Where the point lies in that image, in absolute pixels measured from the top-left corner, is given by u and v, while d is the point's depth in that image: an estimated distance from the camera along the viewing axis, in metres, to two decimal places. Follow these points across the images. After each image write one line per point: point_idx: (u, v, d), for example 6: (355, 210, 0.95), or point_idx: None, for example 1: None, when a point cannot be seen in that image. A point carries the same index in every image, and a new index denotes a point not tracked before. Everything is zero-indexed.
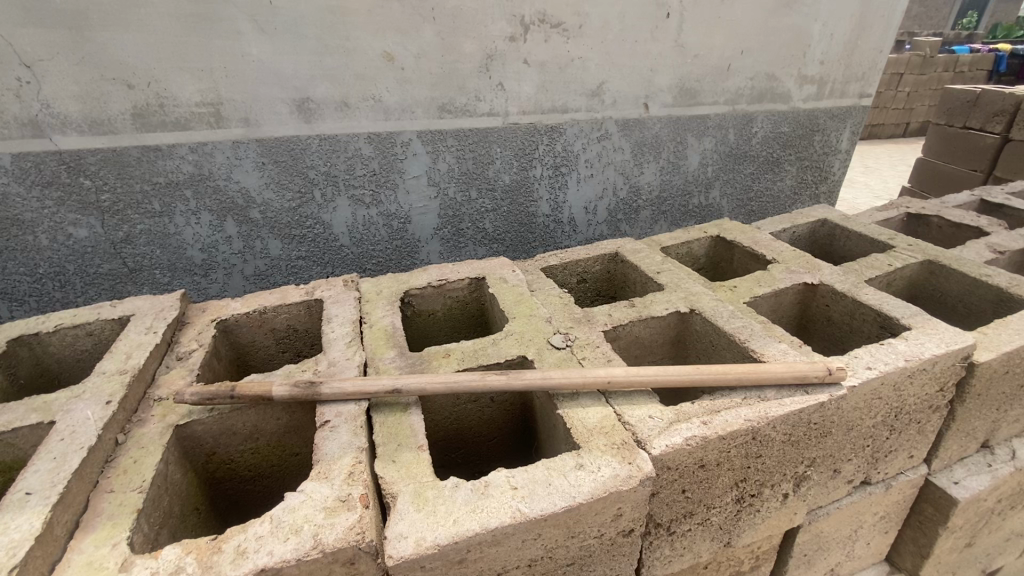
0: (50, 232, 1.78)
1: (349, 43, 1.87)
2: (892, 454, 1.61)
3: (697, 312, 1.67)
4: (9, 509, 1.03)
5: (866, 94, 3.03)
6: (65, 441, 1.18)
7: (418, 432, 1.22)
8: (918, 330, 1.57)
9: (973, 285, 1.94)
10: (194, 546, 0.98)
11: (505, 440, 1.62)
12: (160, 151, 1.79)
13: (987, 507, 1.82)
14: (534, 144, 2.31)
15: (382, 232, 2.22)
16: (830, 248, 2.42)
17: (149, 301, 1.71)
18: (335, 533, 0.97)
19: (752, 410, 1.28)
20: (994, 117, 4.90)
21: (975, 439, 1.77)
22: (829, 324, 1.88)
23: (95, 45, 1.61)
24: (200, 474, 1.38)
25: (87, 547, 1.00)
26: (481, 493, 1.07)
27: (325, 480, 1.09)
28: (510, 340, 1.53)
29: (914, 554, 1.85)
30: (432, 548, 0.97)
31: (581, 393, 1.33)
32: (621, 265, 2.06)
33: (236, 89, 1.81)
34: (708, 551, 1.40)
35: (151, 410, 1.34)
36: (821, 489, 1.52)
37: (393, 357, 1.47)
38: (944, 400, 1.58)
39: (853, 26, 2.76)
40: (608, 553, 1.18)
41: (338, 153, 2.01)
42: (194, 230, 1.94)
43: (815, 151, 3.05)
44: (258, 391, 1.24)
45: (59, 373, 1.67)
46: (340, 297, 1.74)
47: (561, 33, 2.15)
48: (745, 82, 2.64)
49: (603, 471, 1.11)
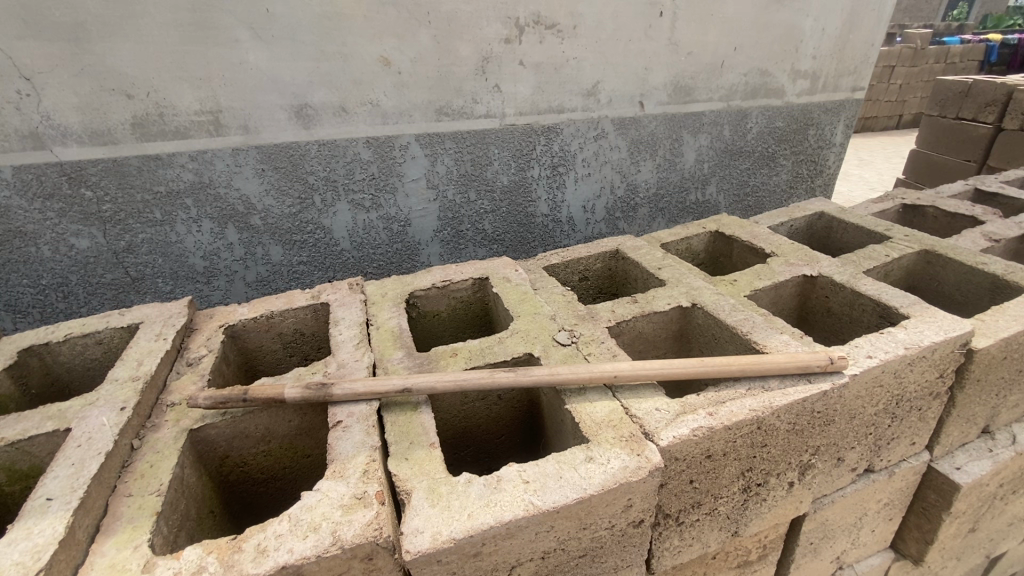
0: (52, 243, 1.80)
1: (346, 48, 1.89)
2: (894, 441, 1.63)
3: (698, 306, 1.70)
4: (31, 515, 1.05)
5: (859, 87, 3.06)
6: (82, 448, 1.20)
7: (429, 430, 1.24)
8: (917, 318, 1.59)
9: (970, 273, 1.96)
10: (215, 546, 1.00)
11: (513, 437, 1.65)
12: (160, 159, 1.81)
13: (989, 492, 1.85)
14: (531, 145, 2.34)
15: (382, 235, 2.24)
16: (828, 241, 2.45)
17: (156, 308, 1.73)
18: (352, 530, 1.00)
19: (757, 400, 1.30)
20: (986, 108, 4.94)
21: (976, 425, 1.80)
22: (829, 315, 1.91)
23: (94, 56, 1.63)
24: (213, 477, 1.39)
25: (109, 550, 1.02)
26: (493, 488, 1.09)
27: (341, 478, 1.11)
28: (516, 338, 1.55)
29: (919, 540, 1.88)
30: (448, 542, 0.99)
31: (588, 388, 1.34)
32: (622, 262, 2.09)
33: (235, 96, 1.83)
34: (716, 541, 1.42)
35: (164, 415, 1.35)
36: (826, 477, 1.54)
37: (401, 357, 1.49)
38: (944, 386, 1.61)
39: (844, 20, 2.79)
40: (620, 544, 1.20)
41: (337, 158, 2.03)
42: (195, 238, 1.96)
43: (809, 145, 3.08)
44: (270, 393, 1.26)
45: (70, 382, 1.68)
46: (347, 300, 1.76)
47: (555, 34, 2.17)
48: (738, 78, 2.67)
49: (613, 463, 1.13)
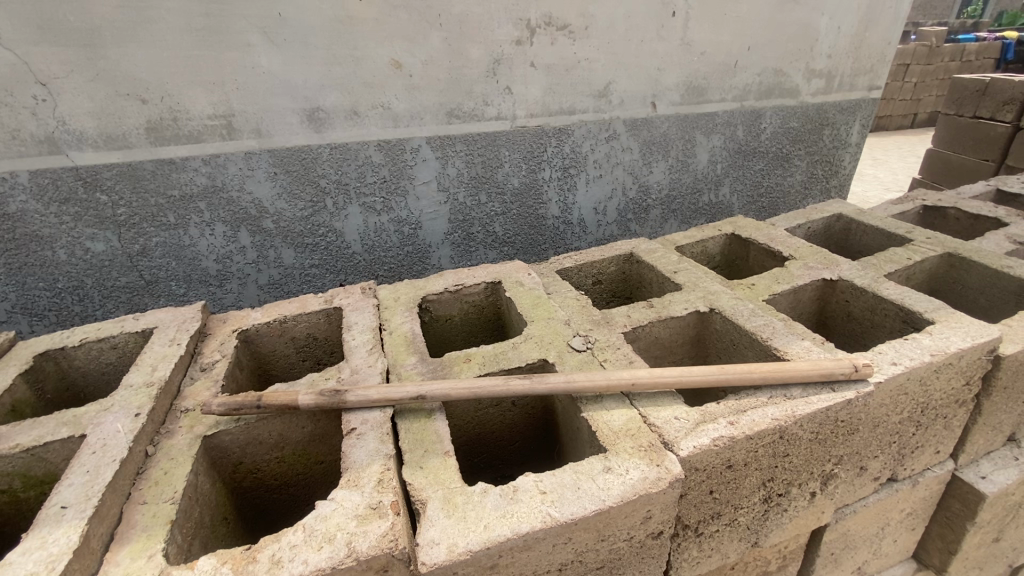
0: (68, 247, 1.80)
1: (358, 52, 1.89)
2: (918, 450, 1.59)
3: (716, 311, 1.66)
4: (46, 524, 1.05)
5: (875, 87, 3.01)
6: (97, 454, 1.20)
7: (443, 437, 1.22)
8: (942, 324, 1.55)
9: (995, 277, 1.92)
10: (229, 557, 0.99)
11: (527, 444, 1.62)
12: (174, 164, 1.81)
13: (1015, 501, 1.79)
14: (543, 146, 2.32)
15: (393, 238, 2.23)
16: (845, 243, 2.41)
17: (170, 313, 1.73)
18: (367, 541, 0.98)
19: (778, 409, 1.27)
20: (1004, 106, 4.83)
21: (1002, 433, 1.75)
22: (849, 320, 1.87)
23: (109, 61, 1.64)
24: (227, 484, 1.39)
25: (123, 559, 1.01)
26: (510, 499, 1.07)
27: (355, 487, 1.09)
28: (531, 343, 1.53)
29: (942, 550, 1.83)
30: (464, 554, 0.98)
31: (604, 396, 1.32)
32: (637, 266, 2.06)
33: (247, 100, 1.82)
34: (736, 551, 1.39)
35: (178, 421, 1.35)
36: (848, 487, 1.51)
37: (414, 363, 1.48)
38: (970, 394, 1.56)
39: (860, 18, 2.75)
40: (638, 556, 1.18)
41: (349, 161, 2.02)
42: (208, 241, 1.96)
43: (825, 146, 3.03)
44: (284, 400, 1.26)
45: (85, 387, 1.69)
46: (359, 304, 1.75)
47: (566, 35, 2.15)
48: (752, 78, 2.63)
49: (632, 473, 1.11)
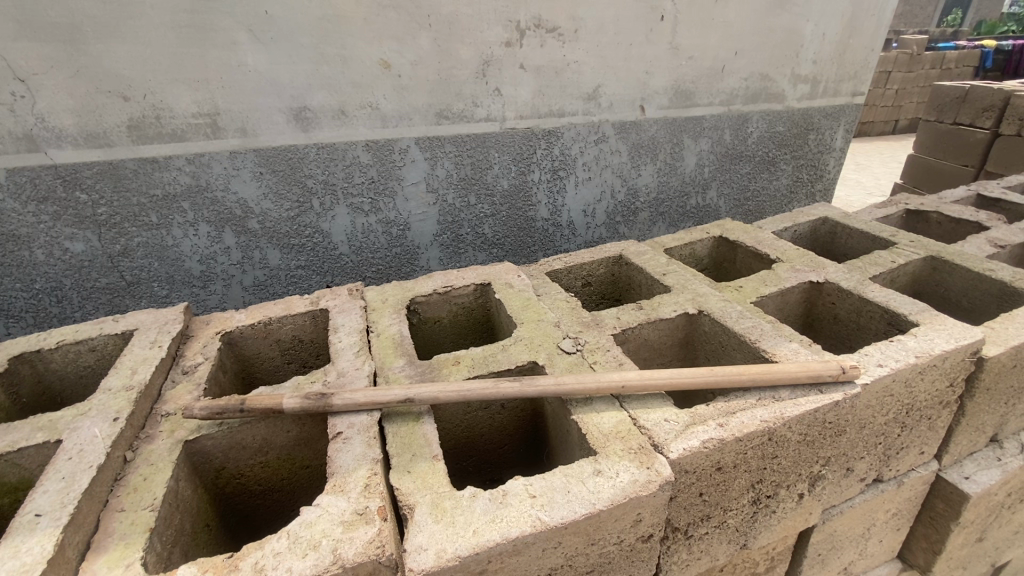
0: (46, 247, 1.75)
1: (345, 52, 1.87)
2: (903, 451, 1.61)
3: (705, 313, 1.67)
4: (19, 532, 1.01)
5: (859, 93, 3.05)
6: (73, 461, 1.16)
7: (431, 441, 1.21)
8: (927, 326, 1.57)
9: (976, 280, 1.95)
10: (210, 565, 0.96)
11: (516, 447, 1.61)
12: (157, 162, 1.78)
13: (997, 501, 1.82)
14: (532, 148, 2.31)
15: (381, 239, 2.20)
16: (831, 246, 2.43)
17: (152, 315, 1.69)
18: (353, 548, 0.96)
19: (767, 410, 1.27)
20: (983, 113, 4.94)
21: (984, 434, 1.78)
22: (836, 322, 1.88)
23: (90, 57, 1.60)
24: (209, 490, 1.35)
25: (100, 568, 0.98)
26: (499, 503, 1.06)
27: (341, 493, 1.07)
28: (519, 346, 1.51)
29: (926, 550, 1.85)
30: (452, 560, 0.96)
31: (594, 398, 1.32)
32: (626, 268, 2.05)
33: (234, 99, 1.80)
34: (724, 553, 1.39)
35: (159, 426, 1.31)
36: (835, 488, 1.51)
37: (402, 366, 1.46)
38: (954, 395, 1.58)
39: (844, 26, 2.78)
40: (628, 559, 1.17)
41: (336, 161, 2.00)
42: (192, 242, 1.92)
43: (810, 150, 3.07)
44: (268, 403, 1.23)
45: (62, 390, 1.64)
46: (347, 306, 1.73)
47: (556, 38, 2.15)
48: (739, 82, 2.65)
49: (623, 476, 1.10)
